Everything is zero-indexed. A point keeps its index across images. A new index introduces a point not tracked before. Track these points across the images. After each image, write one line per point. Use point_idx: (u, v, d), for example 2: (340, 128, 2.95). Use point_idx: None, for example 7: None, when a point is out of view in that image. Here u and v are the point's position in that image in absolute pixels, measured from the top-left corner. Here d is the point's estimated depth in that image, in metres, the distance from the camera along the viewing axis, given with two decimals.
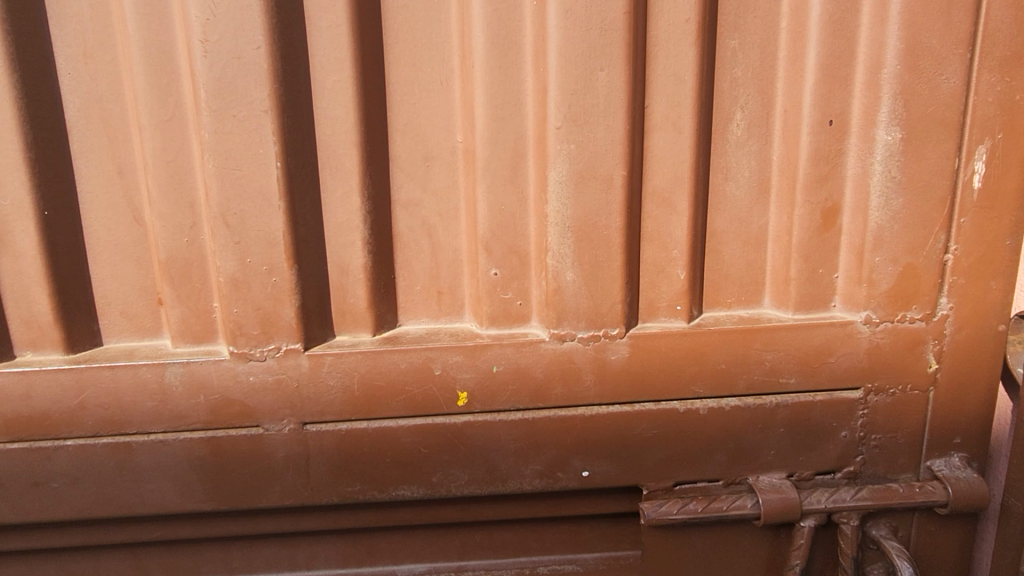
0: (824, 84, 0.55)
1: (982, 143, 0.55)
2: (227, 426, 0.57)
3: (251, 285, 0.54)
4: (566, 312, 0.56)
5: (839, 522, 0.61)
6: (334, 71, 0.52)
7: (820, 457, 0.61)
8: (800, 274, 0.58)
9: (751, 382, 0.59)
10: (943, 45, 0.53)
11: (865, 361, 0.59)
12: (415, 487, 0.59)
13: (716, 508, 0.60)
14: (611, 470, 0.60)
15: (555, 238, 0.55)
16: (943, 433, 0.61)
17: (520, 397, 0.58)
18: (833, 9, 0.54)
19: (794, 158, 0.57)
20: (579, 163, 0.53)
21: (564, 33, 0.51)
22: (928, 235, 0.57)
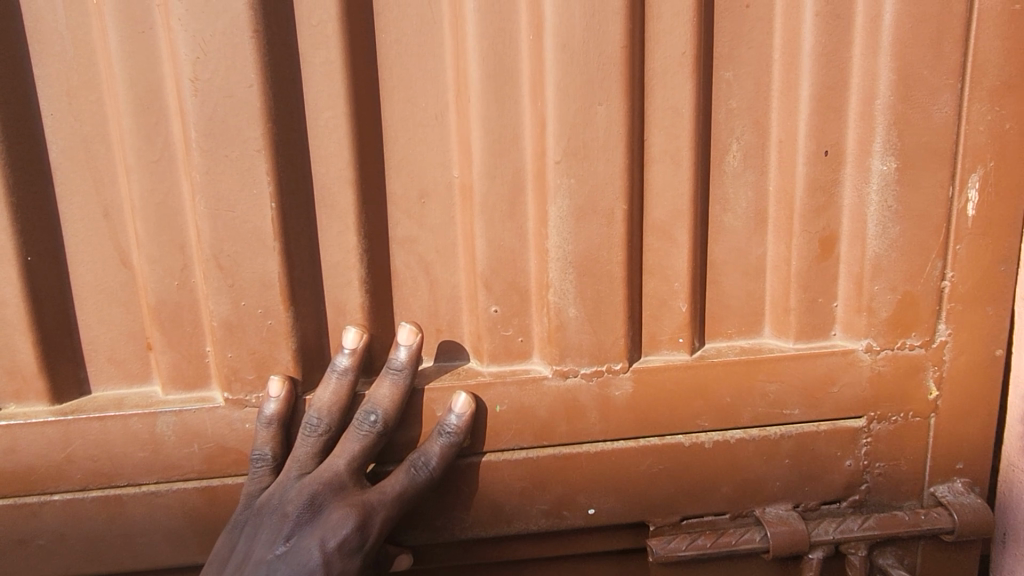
0: (819, 115, 0.55)
1: (974, 171, 0.56)
2: (222, 476, 0.55)
3: (246, 327, 0.52)
4: (568, 348, 0.56)
5: (847, 553, 0.61)
6: (328, 109, 0.51)
7: (825, 487, 0.61)
8: (800, 304, 0.58)
9: (754, 414, 0.58)
10: (934, 76, 0.54)
11: (867, 390, 0.59)
12: (418, 531, 0.58)
13: (725, 543, 0.59)
14: (617, 507, 0.59)
15: (556, 274, 0.54)
16: (946, 459, 0.61)
17: (524, 436, 0.57)
18: (825, 41, 0.54)
19: (790, 188, 0.57)
20: (579, 198, 0.53)
21: (563, 67, 0.51)
22: (925, 263, 0.57)
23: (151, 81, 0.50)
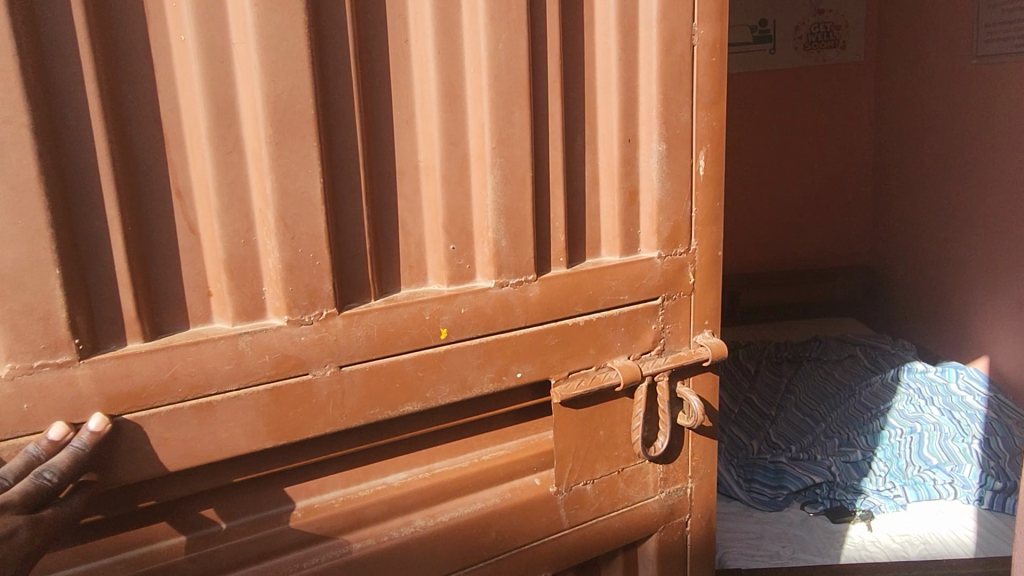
0: (625, 117, 0.95)
1: (701, 150, 1.00)
2: (284, 377, 0.79)
3: (301, 266, 0.78)
4: (502, 267, 0.89)
5: (658, 380, 1.02)
6: (346, 116, 0.79)
7: (642, 343, 1.01)
8: (621, 232, 0.98)
9: (605, 300, 0.97)
10: (679, 95, 0.97)
11: (660, 279, 1.01)
12: (415, 402, 0.86)
13: (597, 382, 0.97)
14: (535, 370, 0.93)
15: (493, 220, 0.87)
16: (700, 319, 1.06)
17: (479, 327, 0.88)
18: (625, 75, 0.94)
19: (614, 162, 0.96)
20: (505, 170, 0.86)
21: (494, 89, 0.84)
22: (682, 202, 1.00)
23: (226, 96, 0.73)
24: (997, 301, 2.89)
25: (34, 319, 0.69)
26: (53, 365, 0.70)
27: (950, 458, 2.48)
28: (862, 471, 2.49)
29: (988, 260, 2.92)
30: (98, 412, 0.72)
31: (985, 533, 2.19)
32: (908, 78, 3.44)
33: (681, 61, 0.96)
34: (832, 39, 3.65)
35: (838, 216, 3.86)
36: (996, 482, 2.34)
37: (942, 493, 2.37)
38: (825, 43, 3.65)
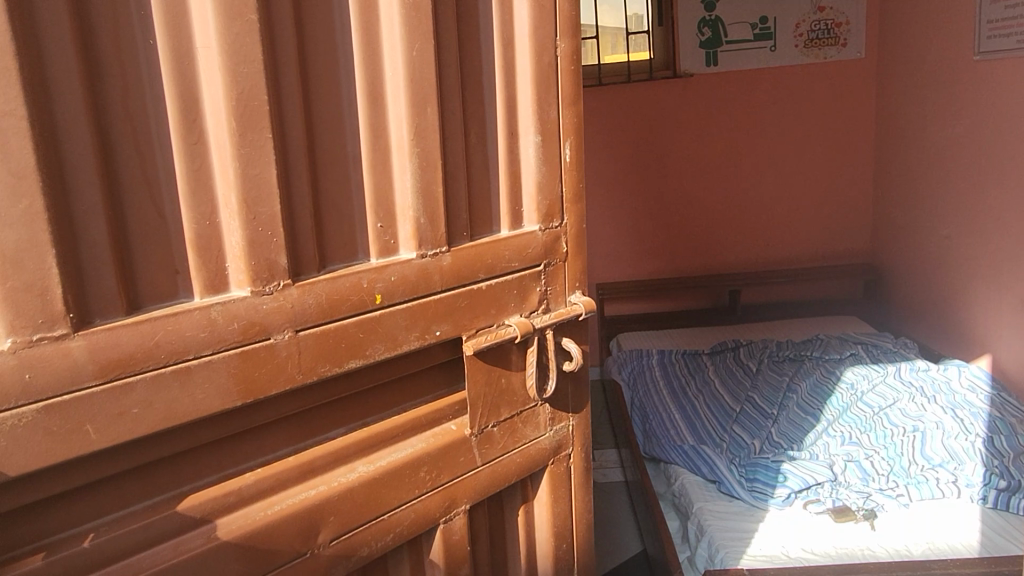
0: (506, 110, 1.09)
1: (566, 142, 1.17)
2: (251, 341, 0.83)
3: (261, 245, 0.84)
4: (423, 242, 0.99)
5: (544, 332, 1.15)
6: (292, 105, 0.86)
7: (528, 303, 1.13)
8: (508, 211, 1.12)
9: (502, 266, 1.09)
10: (548, 97, 1.13)
11: (543, 246, 1.15)
12: (358, 360, 0.93)
13: (500, 335, 1.08)
14: (450, 329, 1.03)
15: (412, 200, 0.97)
16: (572, 280, 1.21)
17: (406, 292, 0.97)
18: (505, 82, 1.08)
19: (502, 152, 1.10)
20: (420, 159, 0.97)
21: (410, 83, 0.94)
22: (554, 183, 1.16)
23: (190, 93, 0.78)
24: (996, 297, 3.19)
25: (32, 296, 0.69)
26: (51, 339, 0.70)
27: (952, 454, 2.64)
28: (869, 470, 2.66)
29: (985, 257, 3.26)
30: (91, 379, 0.72)
31: (993, 534, 2.29)
32: (897, 92, 3.89)
33: (549, 69, 1.12)
34: (833, 35, 4.02)
35: (826, 222, 4.28)
36: (1001, 482, 2.45)
37: (949, 493, 2.49)
38: (826, 40, 4.02)
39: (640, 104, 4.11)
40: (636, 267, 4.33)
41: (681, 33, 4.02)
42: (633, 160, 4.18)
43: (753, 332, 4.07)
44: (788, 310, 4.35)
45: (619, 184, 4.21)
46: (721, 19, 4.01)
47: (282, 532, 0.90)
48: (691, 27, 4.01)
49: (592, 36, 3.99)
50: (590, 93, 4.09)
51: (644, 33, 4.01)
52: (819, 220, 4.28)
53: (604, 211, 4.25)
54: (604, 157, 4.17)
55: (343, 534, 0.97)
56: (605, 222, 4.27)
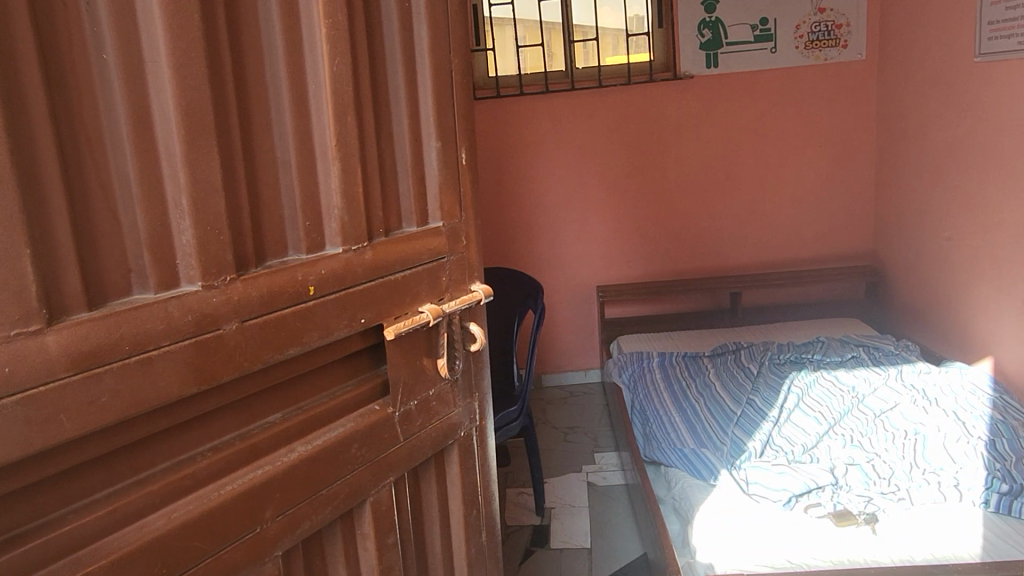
0: (411, 121, 1.14)
1: (462, 146, 1.23)
2: (203, 333, 0.85)
3: (210, 242, 0.87)
4: (348, 239, 1.03)
5: (449, 317, 1.20)
6: (228, 111, 0.89)
7: (437, 290, 1.19)
8: (418, 211, 1.17)
9: (416, 258, 1.14)
10: (447, 105, 1.19)
11: (448, 239, 1.21)
12: (295, 348, 0.95)
13: (420, 321, 1.13)
14: (373, 318, 1.07)
15: (337, 201, 1.02)
16: (473, 273, 1.28)
17: (332, 284, 1.00)
18: (410, 91, 1.13)
19: (408, 157, 1.14)
20: (342, 162, 1.02)
21: (331, 92, 1.00)
22: (455, 186, 1.22)
23: (142, 100, 0.81)
24: (999, 303, 3.11)
25: (7, 290, 0.70)
26: (27, 334, 0.71)
27: (953, 459, 2.54)
28: (871, 472, 2.54)
29: (991, 261, 3.15)
30: (65, 370, 0.73)
31: (995, 539, 2.21)
32: (900, 93, 3.76)
33: (444, 84, 1.18)
34: (833, 37, 3.89)
35: (831, 220, 4.14)
36: (1002, 485, 2.37)
37: (950, 496, 2.39)
38: (827, 41, 3.89)
39: (637, 107, 4.00)
40: (634, 269, 4.23)
41: (680, 33, 3.89)
42: (630, 164, 4.07)
43: (754, 334, 3.95)
44: (789, 311, 4.23)
45: (617, 187, 4.11)
46: (721, 21, 3.88)
47: (231, 512, 0.91)
48: (690, 26, 3.89)
49: (592, 37, 3.92)
50: (587, 95, 3.99)
51: (645, 35, 3.92)
52: (824, 218, 4.13)
53: (600, 213, 4.15)
54: (602, 160, 4.07)
55: (286, 511, 0.98)
56: (602, 225, 4.17)
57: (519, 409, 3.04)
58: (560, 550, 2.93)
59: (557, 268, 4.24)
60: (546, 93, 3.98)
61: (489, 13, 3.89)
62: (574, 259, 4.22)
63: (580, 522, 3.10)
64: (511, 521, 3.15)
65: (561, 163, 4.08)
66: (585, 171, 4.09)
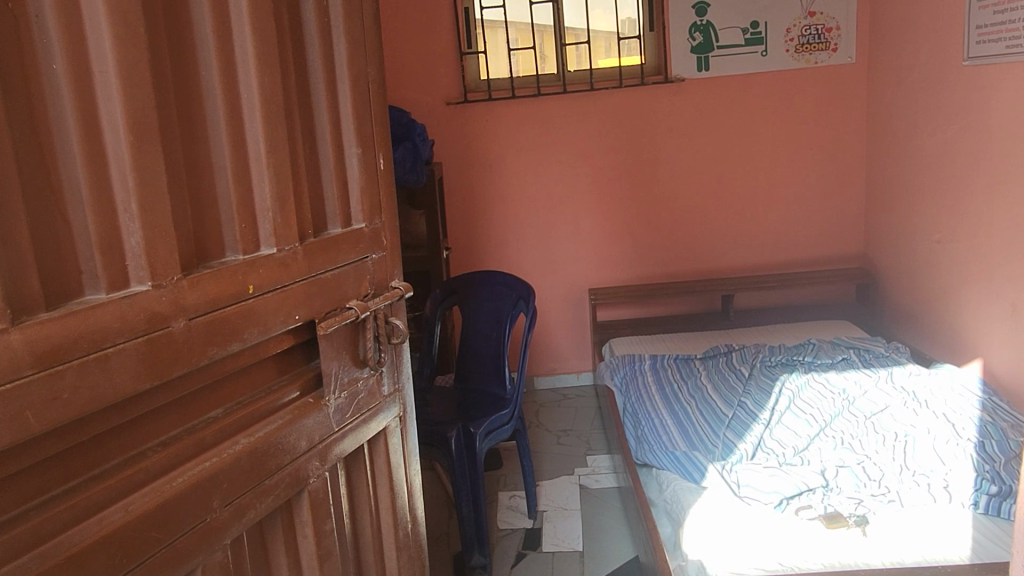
0: (332, 128, 1.15)
1: (381, 152, 1.25)
2: (154, 330, 0.84)
3: (157, 243, 0.86)
4: (281, 239, 1.03)
5: (376, 312, 1.22)
6: (169, 116, 0.89)
7: (363, 288, 1.20)
8: (342, 214, 1.17)
9: (343, 257, 1.15)
10: (367, 112, 1.21)
11: (371, 240, 1.22)
12: (235, 345, 0.95)
13: (350, 315, 1.14)
14: (307, 315, 1.07)
15: (270, 204, 1.02)
16: (393, 274, 1.29)
17: (267, 281, 1.00)
18: (331, 98, 1.14)
19: (331, 164, 1.15)
20: (271, 167, 1.02)
21: (261, 98, 1.00)
22: (375, 189, 1.23)
23: (91, 103, 0.80)
24: (989, 306, 3.09)
25: None
26: None
27: (942, 460, 2.52)
28: (861, 475, 2.52)
29: (982, 264, 3.13)
30: (31, 368, 0.72)
31: (983, 539, 2.20)
32: (889, 96, 3.76)
33: (365, 93, 1.20)
34: (823, 40, 3.88)
35: (822, 223, 4.12)
36: (991, 486, 2.36)
37: (939, 497, 2.38)
38: (817, 45, 3.88)
39: (627, 111, 3.98)
40: (627, 272, 4.19)
41: (671, 36, 3.88)
42: (622, 166, 4.05)
43: (747, 336, 3.91)
44: (782, 314, 4.20)
45: (609, 190, 4.08)
46: (712, 24, 3.87)
47: (180, 506, 0.89)
48: (681, 30, 3.88)
49: (584, 40, 3.92)
50: (578, 98, 3.96)
51: (637, 38, 3.92)
52: (816, 221, 4.12)
53: (592, 216, 4.12)
54: (594, 162, 4.04)
55: (233, 505, 0.97)
56: (594, 227, 4.13)
57: (511, 412, 3.01)
58: (552, 553, 2.90)
59: (549, 271, 4.20)
60: (538, 96, 3.95)
61: (481, 17, 3.91)
62: (566, 262, 4.19)
63: (572, 525, 3.07)
64: (502, 525, 3.12)
65: (552, 166, 4.05)
66: (576, 174, 4.06)
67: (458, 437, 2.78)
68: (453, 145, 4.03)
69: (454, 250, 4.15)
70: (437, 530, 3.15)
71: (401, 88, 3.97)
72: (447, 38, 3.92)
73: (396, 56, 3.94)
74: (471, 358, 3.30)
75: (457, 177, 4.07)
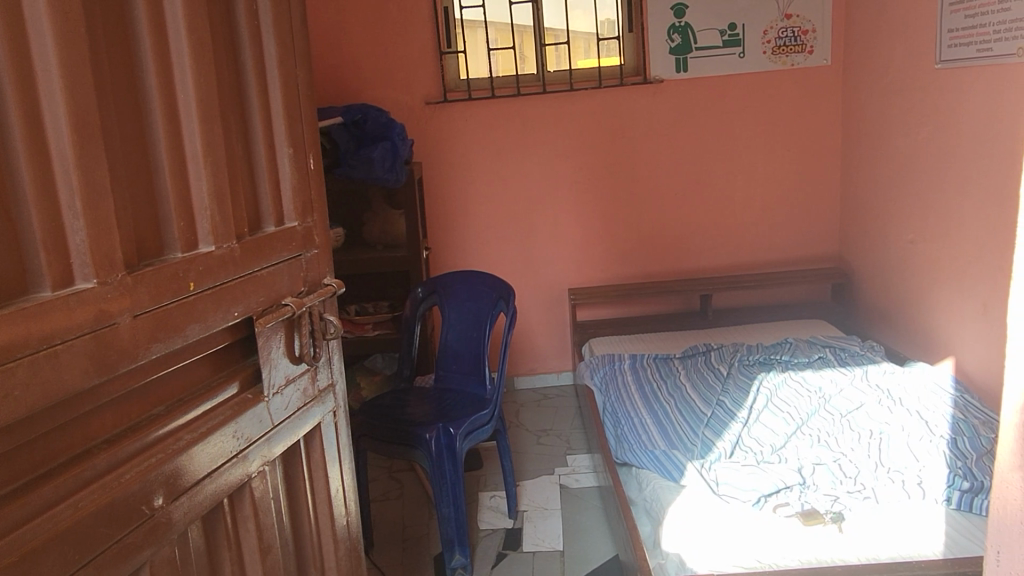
0: (266, 131, 1.31)
1: (310, 155, 1.42)
2: (101, 326, 0.92)
3: (103, 241, 0.94)
4: (221, 237, 1.15)
5: (313, 308, 1.38)
6: (109, 120, 0.98)
7: (296, 284, 1.35)
8: (276, 211, 1.33)
9: (277, 253, 1.29)
10: (297, 119, 1.38)
11: (302, 236, 1.38)
12: (176, 340, 1.04)
13: (287, 309, 1.29)
14: (242, 310, 1.19)
15: (208, 202, 1.14)
16: (323, 268, 1.46)
17: (205, 279, 1.11)
18: (265, 105, 1.31)
19: (266, 165, 1.31)
20: (208, 167, 1.15)
21: (200, 103, 1.13)
22: (305, 189, 1.40)
23: (35, 108, 0.86)
24: (960, 305, 3.14)
25: None
26: None
27: (916, 457, 2.56)
28: (838, 472, 2.55)
29: (954, 263, 3.17)
30: None
31: (958, 535, 2.22)
32: (863, 99, 3.80)
33: (292, 97, 1.37)
34: (799, 42, 3.92)
35: (799, 224, 4.16)
36: (964, 482, 2.39)
37: (913, 494, 2.40)
38: (793, 46, 3.91)
39: (605, 112, 3.98)
40: (606, 272, 4.20)
41: (649, 37, 3.90)
42: (600, 167, 4.05)
43: (726, 336, 3.93)
44: (758, 314, 4.22)
45: (588, 190, 4.09)
46: (690, 26, 3.88)
47: (131, 500, 0.98)
48: (659, 31, 3.89)
49: (563, 40, 3.93)
50: (557, 98, 3.97)
51: (615, 39, 3.94)
52: (792, 222, 4.15)
53: (572, 216, 4.12)
54: (573, 163, 4.04)
55: (179, 497, 1.07)
56: (573, 228, 4.14)
57: (491, 413, 2.99)
58: (533, 553, 2.90)
59: (529, 271, 4.20)
60: (518, 95, 3.94)
61: (461, 16, 3.89)
62: (545, 262, 4.18)
63: (552, 525, 3.07)
64: (482, 525, 3.11)
65: (530, 167, 4.05)
66: (555, 174, 4.06)
67: (436, 437, 2.76)
68: (432, 145, 4.01)
69: (434, 250, 4.13)
70: (417, 531, 3.14)
71: (380, 88, 3.93)
72: (426, 38, 3.89)
73: (378, 52, 3.90)
74: (451, 358, 3.28)
75: (436, 177, 4.05)
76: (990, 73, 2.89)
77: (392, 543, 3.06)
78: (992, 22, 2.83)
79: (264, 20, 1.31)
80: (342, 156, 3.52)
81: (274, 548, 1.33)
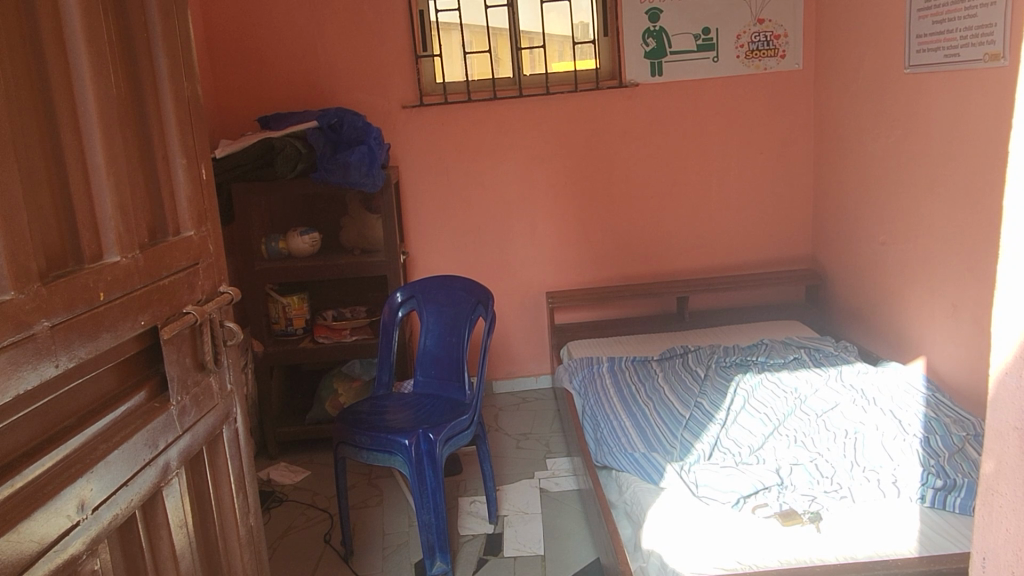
0: (164, 141, 1.41)
1: (202, 162, 1.52)
2: (23, 332, 1.01)
3: (19, 255, 1.02)
4: (127, 248, 1.25)
5: (213, 316, 1.49)
6: (22, 135, 1.08)
7: (195, 291, 1.46)
8: (173, 222, 1.42)
9: (179, 265, 1.40)
10: (192, 126, 1.48)
11: (198, 244, 1.48)
12: (86, 349, 1.14)
13: (190, 317, 1.40)
14: (149, 319, 1.29)
15: (112, 213, 1.23)
16: (217, 277, 1.56)
17: (115, 290, 1.21)
18: (161, 115, 1.40)
19: (164, 176, 1.41)
20: (114, 181, 1.25)
21: (100, 119, 1.22)
22: (201, 198, 1.50)
23: None
24: (931, 305, 3.11)
25: None
26: None
27: (891, 456, 2.51)
28: (814, 472, 2.48)
29: (924, 262, 3.14)
30: None
31: (933, 533, 2.18)
32: (831, 100, 3.79)
33: (186, 102, 1.46)
34: (771, 47, 3.88)
35: (772, 227, 4.11)
36: (937, 480, 2.35)
37: (888, 493, 2.35)
38: (765, 51, 3.88)
39: (584, 115, 3.91)
40: (583, 275, 4.11)
41: (624, 40, 3.83)
42: (575, 169, 3.97)
43: (702, 338, 3.87)
44: (732, 316, 4.16)
45: (566, 194, 4.00)
46: (664, 30, 3.83)
47: (55, 511, 1.06)
48: (634, 35, 3.83)
49: (539, 44, 3.85)
50: (534, 102, 3.88)
51: (591, 43, 3.86)
52: (765, 224, 4.10)
53: (548, 218, 4.03)
54: (550, 166, 3.96)
55: (98, 506, 1.15)
56: (551, 230, 4.04)
57: (470, 417, 2.88)
58: (513, 558, 2.81)
59: (506, 275, 4.10)
60: (493, 99, 3.86)
61: (436, 19, 3.81)
62: (523, 264, 4.09)
63: (533, 529, 2.98)
64: (463, 531, 3.01)
65: (506, 169, 3.95)
66: (532, 175, 3.97)
67: (417, 443, 2.65)
68: (408, 148, 3.90)
69: (409, 254, 4.02)
70: (396, 539, 3.02)
71: (357, 91, 3.82)
72: (401, 41, 3.79)
73: (347, 54, 3.79)
74: (430, 363, 3.17)
75: (412, 180, 3.93)
76: (957, 78, 2.87)
77: (369, 554, 2.92)
78: (959, 28, 2.81)
79: (154, 27, 1.39)
80: (319, 160, 3.40)
81: (185, 557, 1.41)
